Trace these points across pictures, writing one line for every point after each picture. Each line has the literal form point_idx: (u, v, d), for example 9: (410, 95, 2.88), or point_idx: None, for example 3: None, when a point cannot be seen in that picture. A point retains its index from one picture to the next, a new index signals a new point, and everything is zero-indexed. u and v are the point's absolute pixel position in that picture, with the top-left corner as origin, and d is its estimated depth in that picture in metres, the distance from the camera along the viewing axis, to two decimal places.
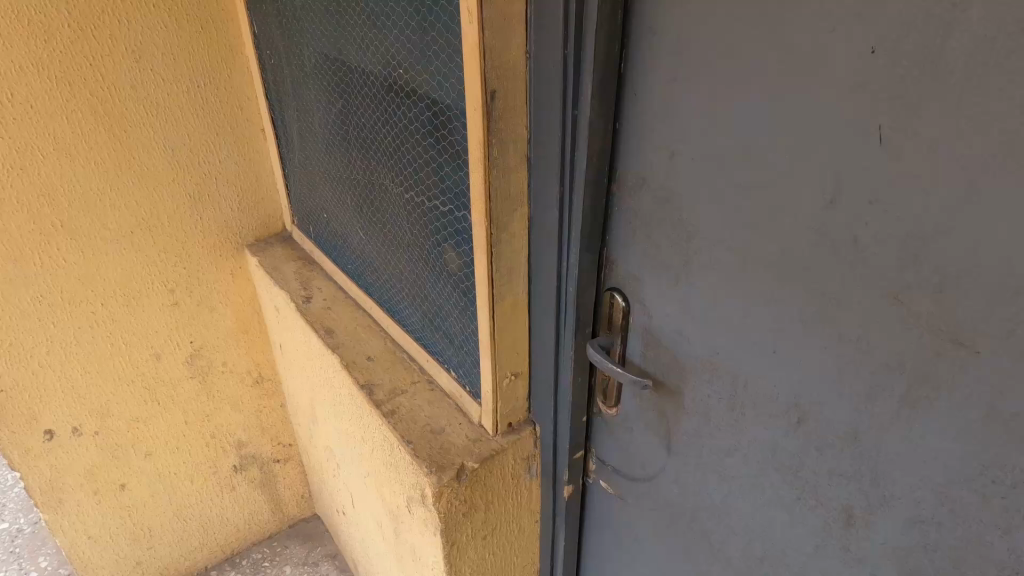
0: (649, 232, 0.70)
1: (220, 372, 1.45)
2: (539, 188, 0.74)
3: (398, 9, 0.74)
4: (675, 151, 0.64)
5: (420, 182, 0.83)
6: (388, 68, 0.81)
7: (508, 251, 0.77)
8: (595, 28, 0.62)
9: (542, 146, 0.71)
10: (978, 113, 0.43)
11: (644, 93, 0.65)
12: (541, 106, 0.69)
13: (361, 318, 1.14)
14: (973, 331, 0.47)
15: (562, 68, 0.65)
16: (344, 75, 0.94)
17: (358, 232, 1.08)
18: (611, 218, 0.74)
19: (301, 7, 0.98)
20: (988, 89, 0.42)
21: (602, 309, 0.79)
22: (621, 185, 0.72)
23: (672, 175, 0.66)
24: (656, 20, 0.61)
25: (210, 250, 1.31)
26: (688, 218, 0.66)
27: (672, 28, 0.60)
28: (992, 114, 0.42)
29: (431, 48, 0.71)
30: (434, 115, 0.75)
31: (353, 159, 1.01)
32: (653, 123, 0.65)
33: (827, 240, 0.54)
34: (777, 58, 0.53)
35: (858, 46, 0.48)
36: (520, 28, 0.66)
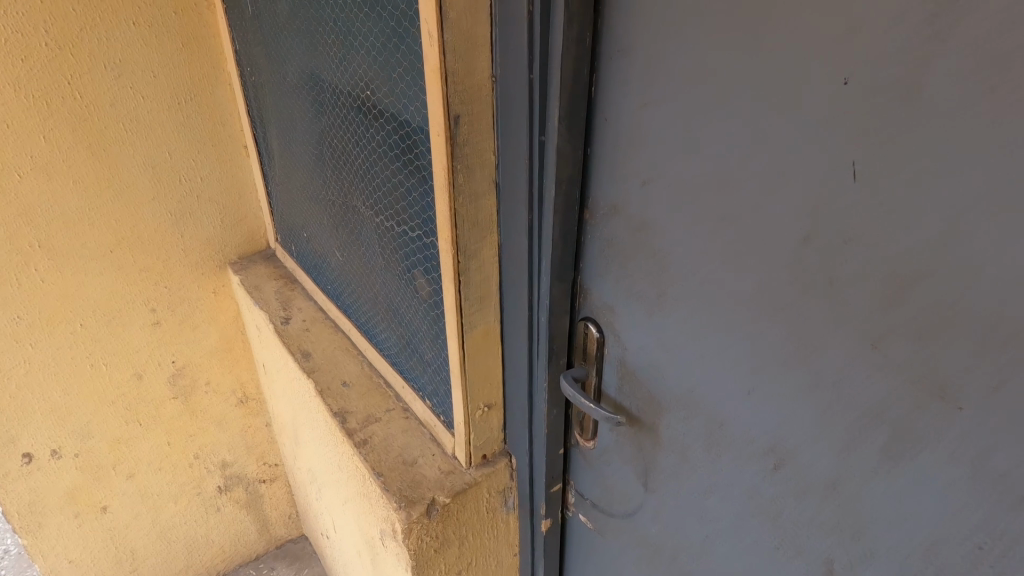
0: (623, 261, 0.67)
1: (204, 392, 1.42)
2: (508, 214, 0.70)
3: (365, 30, 0.72)
4: (647, 179, 0.61)
5: (389, 205, 0.80)
6: (358, 89, 0.79)
7: (478, 279, 0.74)
8: (561, 52, 0.59)
9: (510, 171, 0.68)
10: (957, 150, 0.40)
11: (616, 119, 0.62)
12: (509, 131, 0.66)
13: (339, 341, 1.11)
14: (955, 383, 0.43)
15: (528, 93, 0.62)
16: (319, 92, 0.92)
17: (334, 253, 1.05)
18: (583, 245, 0.71)
19: (276, 23, 0.95)
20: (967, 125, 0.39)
21: (577, 338, 0.76)
22: (594, 212, 0.69)
23: (644, 203, 0.63)
24: (627, 44, 0.58)
25: (192, 269, 1.30)
26: (661, 248, 0.62)
27: (642, 53, 0.57)
28: (974, 152, 0.39)
29: (397, 69, 0.69)
30: (401, 137, 0.72)
31: (328, 178, 0.98)
32: (626, 149, 0.62)
33: (802, 278, 0.51)
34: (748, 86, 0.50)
35: (831, 75, 0.44)
36: (486, 50, 0.63)
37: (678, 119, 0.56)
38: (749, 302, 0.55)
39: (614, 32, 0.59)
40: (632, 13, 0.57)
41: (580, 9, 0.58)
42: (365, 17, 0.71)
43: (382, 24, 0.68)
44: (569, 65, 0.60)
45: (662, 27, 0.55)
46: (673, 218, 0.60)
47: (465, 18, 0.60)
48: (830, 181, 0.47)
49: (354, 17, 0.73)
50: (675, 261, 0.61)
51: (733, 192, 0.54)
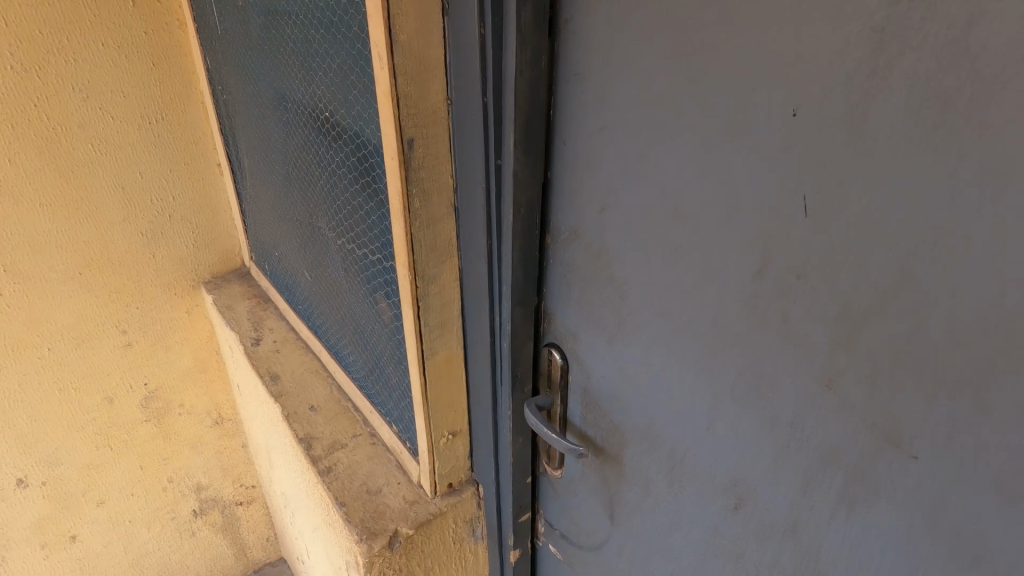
0: (584, 288, 0.65)
1: (178, 414, 1.39)
2: (468, 239, 0.69)
3: (322, 51, 0.70)
4: (606, 204, 0.59)
5: (351, 227, 0.79)
6: (318, 109, 0.77)
7: (438, 305, 0.71)
8: (515, 76, 0.57)
9: (468, 196, 0.66)
10: (905, 186, 0.38)
11: (574, 142, 0.61)
12: (466, 155, 0.64)
13: (309, 362, 1.09)
14: (910, 430, 0.41)
15: (483, 116, 0.60)
16: (281, 111, 0.90)
17: (303, 273, 1.03)
18: (545, 270, 0.69)
19: (240, 40, 0.93)
20: (915, 162, 0.37)
21: (541, 365, 0.74)
22: (555, 237, 0.67)
23: (602, 228, 0.61)
24: (583, 68, 0.57)
25: (165, 288, 1.27)
26: (620, 274, 0.60)
27: (596, 76, 0.56)
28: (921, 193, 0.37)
29: (352, 91, 0.67)
30: (359, 159, 0.71)
31: (295, 196, 0.96)
32: (584, 173, 0.61)
33: (757, 312, 0.49)
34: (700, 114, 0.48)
35: (781, 104, 0.43)
36: (441, 73, 0.62)
37: (633, 145, 0.55)
38: (706, 334, 0.54)
39: (570, 55, 0.58)
40: (587, 36, 0.55)
41: (533, 32, 0.56)
42: (320, 37, 0.69)
43: (336, 45, 0.67)
44: (524, 89, 0.58)
45: (615, 52, 0.53)
46: (630, 245, 0.58)
47: (417, 41, 0.58)
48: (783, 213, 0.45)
49: (310, 37, 0.72)
50: (634, 290, 0.60)
51: (687, 220, 0.52)
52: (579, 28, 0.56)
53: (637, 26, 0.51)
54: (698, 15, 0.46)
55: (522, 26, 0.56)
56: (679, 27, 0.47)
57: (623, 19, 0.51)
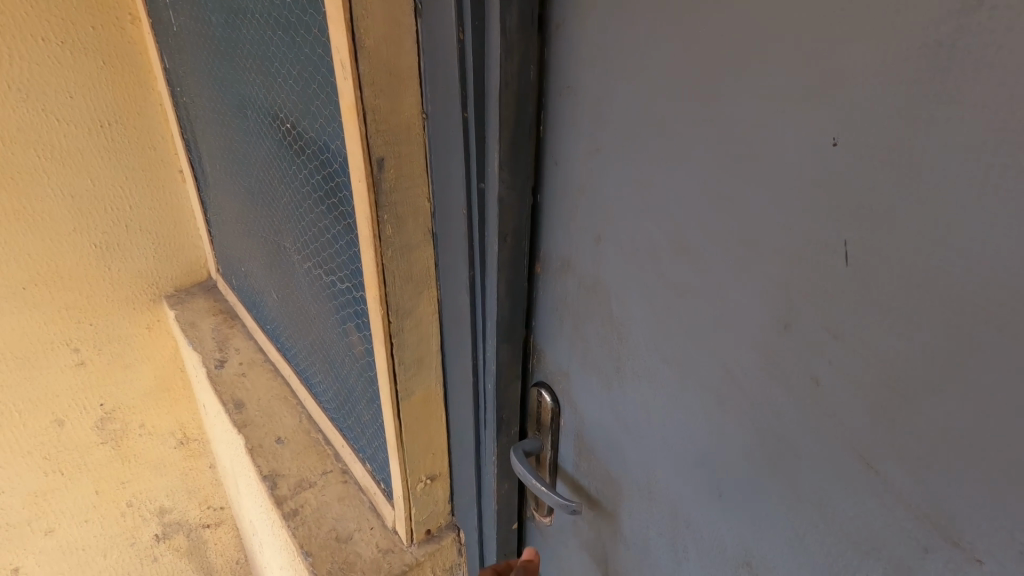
0: (578, 325, 0.58)
1: (137, 435, 1.28)
2: (447, 268, 0.61)
3: (281, 57, 0.62)
4: (602, 235, 0.52)
5: (318, 251, 0.71)
6: (280, 120, 0.69)
7: (414, 340, 0.64)
8: (499, 88, 0.50)
9: (447, 220, 0.58)
10: (976, 248, 0.29)
11: (567, 163, 0.53)
12: (443, 176, 0.57)
13: (277, 389, 1.00)
14: (972, 535, 0.34)
15: (463, 133, 0.53)
16: (242, 117, 0.80)
17: (270, 293, 0.94)
18: (534, 303, 0.62)
19: (191, 36, 0.81)
20: (997, 215, 0.28)
21: (529, 405, 0.67)
22: (546, 267, 0.59)
23: (598, 261, 0.54)
24: (576, 79, 0.49)
25: (123, 302, 1.14)
26: (618, 313, 0.53)
27: (590, 90, 0.48)
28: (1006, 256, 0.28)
29: (315, 102, 0.59)
30: (325, 178, 0.63)
31: (259, 211, 0.87)
32: (577, 198, 0.53)
33: (780, 371, 0.41)
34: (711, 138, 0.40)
35: (814, 133, 0.34)
36: (415, 83, 0.54)
37: (632, 170, 0.47)
38: (718, 388, 0.46)
39: (562, 63, 0.50)
40: (580, 42, 0.48)
41: (519, 37, 0.49)
42: (280, 40, 0.61)
43: (298, 49, 0.58)
44: (509, 102, 0.51)
45: (610, 61, 0.46)
46: (629, 282, 0.51)
47: (385, 46, 0.50)
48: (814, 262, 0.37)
49: (270, 39, 0.63)
50: (634, 333, 0.53)
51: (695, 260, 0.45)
52: (572, 33, 0.48)
53: (635, 33, 0.43)
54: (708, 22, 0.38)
55: (507, 31, 0.48)
56: (686, 33, 0.39)
57: (620, 24, 0.44)
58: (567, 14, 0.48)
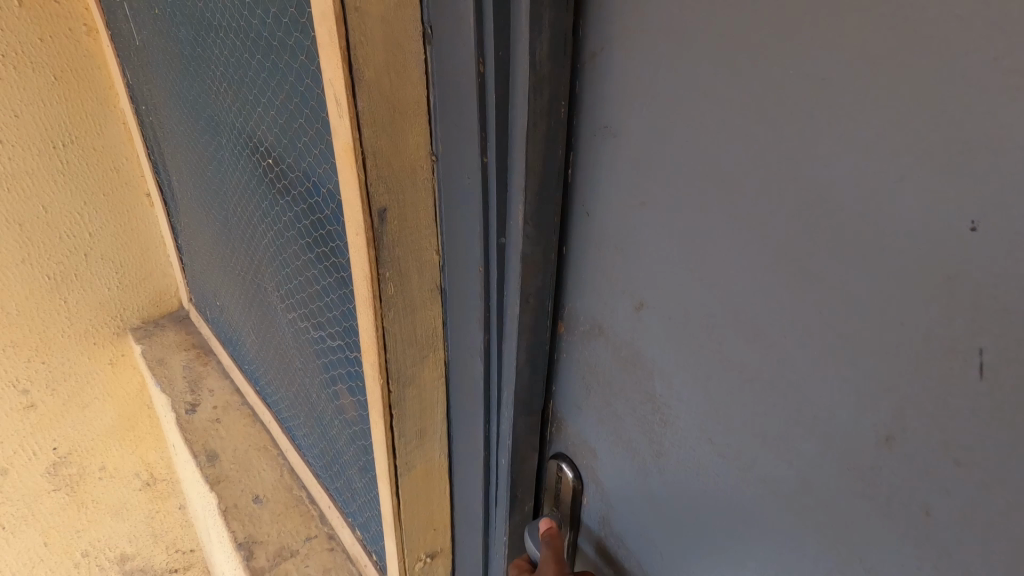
0: (609, 397, 0.51)
1: (96, 479, 1.14)
2: (456, 328, 0.53)
3: (254, 83, 0.52)
4: (643, 300, 0.45)
5: (305, 301, 0.61)
6: (254, 152, 0.58)
7: (417, 408, 0.55)
8: (525, 130, 0.42)
9: (459, 276, 0.50)
10: None
11: (601, 214, 0.45)
12: (454, 225, 0.49)
13: (256, 437, 0.91)
14: None
15: (480, 181, 0.45)
16: (211, 146, 0.68)
17: (248, 334, 0.84)
18: (555, 366, 0.55)
19: (148, 46, 0.68)
20: None
21: (547, 475, 0.60)
22: (573, 327, 0.52)
23: (637, 330, 0.46)
24: (617, 117, 0.41)
25: (80, 337, 1.00)
26: (660, 390, 0.46)
27: (634, 132, 0.40)
28: None
29: (302, 137, 0.49)
30: (313, 224, 0.53)
31: (234, 246, 0.76)
32: (612, 255, 0.46)
33: (875, 488, 0.34)
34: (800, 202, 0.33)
35: (945, 214, 0.27)
36: (422, 119, 0.45)
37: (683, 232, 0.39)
38: (787, 494, 0.39)
39: (598, 99, 0.42)
40: (621, 75, 0.40)
41: (551, 70, 0.41)
42: (255, 66, 0.50)
43: (279, 79, 0.48)
44: (537, 145, 0.43)
45: (662, 101, 0.38)
46: (674, 357, 0.44)
47: (388, 78, 0.42)
48: (930, 375, 0.29)
49: (242, 64, 0.52)
50: (678, 416, 0.45)
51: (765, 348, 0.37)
52: (612, 65, 0.40)
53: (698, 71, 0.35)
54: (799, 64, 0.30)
55: (537, 62, 0.40)
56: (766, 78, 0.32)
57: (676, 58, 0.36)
58: (608, 42, 0.40)
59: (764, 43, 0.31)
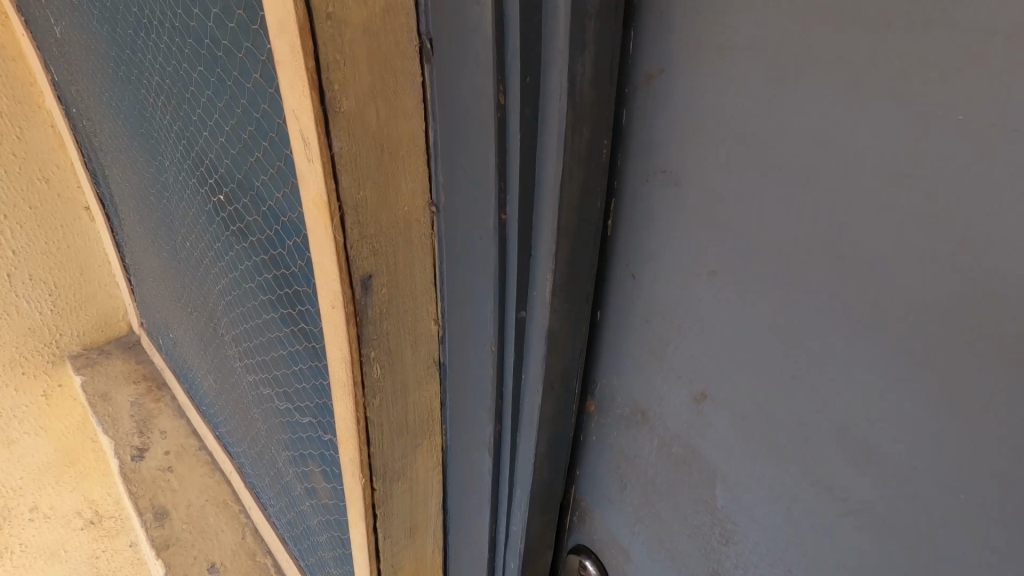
0: (650, 497, 0.40)
1: (21, 521, 0.94)
2: (457, 411, 0.43)
3: (198, 102, 0.40)
4: (705, 393, 0.34)
5: (269, 362, 0.50)
6: (204, 182, 0.46)
7: (406, 502, 0.45)
8: (557, 183, 0.32)
9: (463, 352, 0.40)
10: None
11: (649, 284, 0.35)
12: (458, 292, 0.38)
13: (215, 489, 0.79)
14: None
15: (495, 242, 0.34)
16: (154, 167, 0.55)
17: (204, 376, 0.72)
18: (579, 448, 0.44)
19: (74, 40, 0.55)
20: None
21: (563, 566, 0.50)
22: (605, 410, 0.41)
23: (693, 430, 0.36)
24: (679, 165, 0.30)
25: (4, 369, 0.84)
26: (721, 505, 0.36)
27: (704, 189, 0.30)
28: None
29: (262, 176, 0.38)
30: (278, 279, 0.42)
31: (184, 280, 0.63)
32: (663, 337, 0.35)
33: None
34: (977, 319, 0.22)
35: None
36: (420, 160, 0.35)
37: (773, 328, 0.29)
38: None
39: (650, 139, 0.31)
40: (690, 112, 0.29)
41: (594, 102, 0.30)
42: (197, 81, 0.38)
43: (227, 102, 0.37)
44: (572, 198, 0.32)
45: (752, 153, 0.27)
46: (745, 472, 0.34)
47: (375, 108, 0.31)
48: None
49: (181, 76, 0.40)
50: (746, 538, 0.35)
51: (889, 491, 0.27)
52: (676, 96, 0.29)
53: (817, 118, 0.24)
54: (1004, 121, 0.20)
55: (577, 90, 0.29)
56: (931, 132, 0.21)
57: (780, 97, 0.25)
58: (671, 64, 0.29)
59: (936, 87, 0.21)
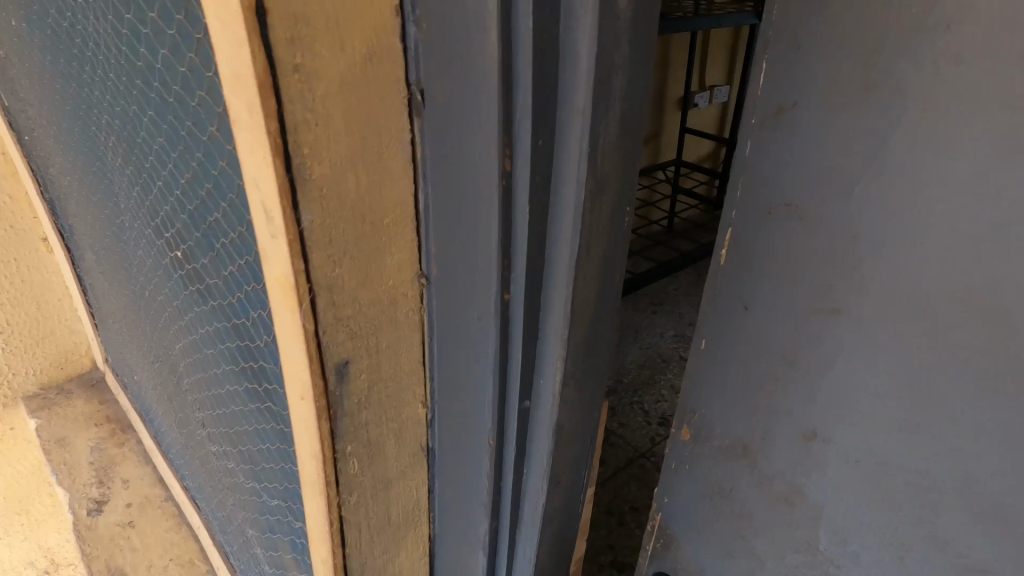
0: (742, 533, 0.40)
1: None
2: (449, 501, 0.37)
3: (150, 150, 0.35)
4: (821, 433, 0.33)
5: (236, 433, 0.44)
6: (162, 233, 0.40)
7: None
8: (572, 256, 0.27)
9: (456, 440, 0.34)
10: None
11: (762, 312, 0.33)
12: (451, 373, 0.33)
13: (181, 547, 0.73)
14: None
15: (497, 322, 0.29)
16: (110, 208, 0.49)
17: (169, 427, 0.65)
18: (668, 471, 0.44)
19: (21, 67, 0.49)
20: None
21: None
22: (699, 439, 0.41)
23: (798, 485, 0.36)
24: (804, 191, 0.29)
25: None
26: (826, 553, 0.36)
27: (831, 215, 0.28)
28: None
29: (224, 236, 0.32)
30: (243, 349, 0.36)
31: (146, 327, 0.57)
32: (772, 370, 0.34)
33: None
34: None
35: None
36: (408, 225, 0.29)
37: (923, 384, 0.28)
38: None
39: (761, 179, 0.31)
40: (817, 157, 0.28)
41: (616, 164, 0.26)
42: (149, 127, 0.33)
43: (182, 154, 0.31)
44: (591, 271, 0.28)
45: (882, 207, 0.26)
46: (861, 522, 0.33)
47: (352, 171, 0.26)
48: None
49: (131, 118, 0.35)
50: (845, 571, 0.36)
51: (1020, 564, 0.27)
52: (797, 116, 0.28)
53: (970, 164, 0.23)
54: None
55: (603, 151, 0.25)
56: None
57: (933, 136, 0.24)
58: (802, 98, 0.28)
59: None
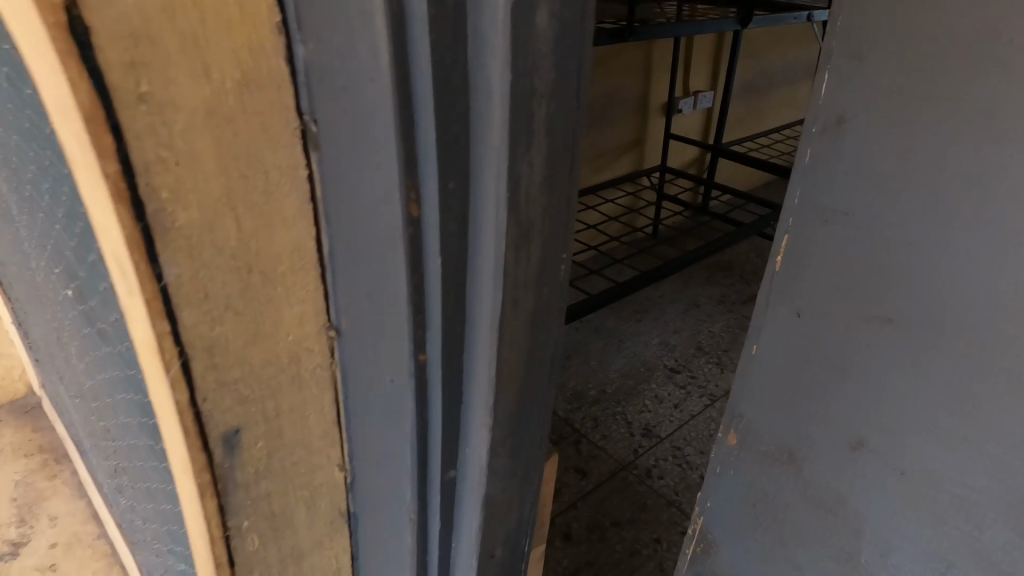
0: (757, 518, 0.84)
1: None
2: (370, 564, 0.33)
3: (25, 175, 0.31)
4: (860, 442, 0.69)
5: (141, 481, 0.39)
6: (51, 262, 0.36)
7: None
8: (492, 300, 0.25)
9: (376, 502, 0.31)
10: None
11: (808, 318, 0.70)
12: (370, 432, 0.29)
13: None
14: None
15: (414, 376, 0.26)
16: (8, 229, 0.45)
17: (94, 460, 0.61)
18: (738, 488, 0.85)
19: None
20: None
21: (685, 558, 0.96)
22: (742, 446, 0.83)
23: (821, 403, 0.72)
24: (853, 219, 0.63)
25: None
26: (867, 559, 0.73)
27: (855, 253, 0.64)
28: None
29: (97, 276, 0.28)
30: (135, 397, 0.32)
31: (60, 356, 0.53)
32: (834, 368, 0.69)
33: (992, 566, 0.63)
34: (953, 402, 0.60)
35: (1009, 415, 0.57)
36: (309, 272, 0.25)
37: (848, 267, 0.65)
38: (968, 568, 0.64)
39: (816, 186, 0.65)
40: (848, 152, 0.62)
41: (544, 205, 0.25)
42: (16, 150, 0.29)
43: (47, 182, 0.27)
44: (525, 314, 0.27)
45: (902, 319, 0.62)
46: (879, 492, 0.69)
47: (220, 214, 0.22)
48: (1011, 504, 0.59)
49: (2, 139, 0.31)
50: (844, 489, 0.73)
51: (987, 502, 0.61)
52: (826, 182, 0.64)
53: (910, 260, 0.60)
54: (992, 291, 0.55)
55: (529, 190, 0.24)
56: (946, 277, 0.58)
57: (924, 220, 0.58)
58: (852, 107, 0.60)
59: (942, 222, 0.57)
